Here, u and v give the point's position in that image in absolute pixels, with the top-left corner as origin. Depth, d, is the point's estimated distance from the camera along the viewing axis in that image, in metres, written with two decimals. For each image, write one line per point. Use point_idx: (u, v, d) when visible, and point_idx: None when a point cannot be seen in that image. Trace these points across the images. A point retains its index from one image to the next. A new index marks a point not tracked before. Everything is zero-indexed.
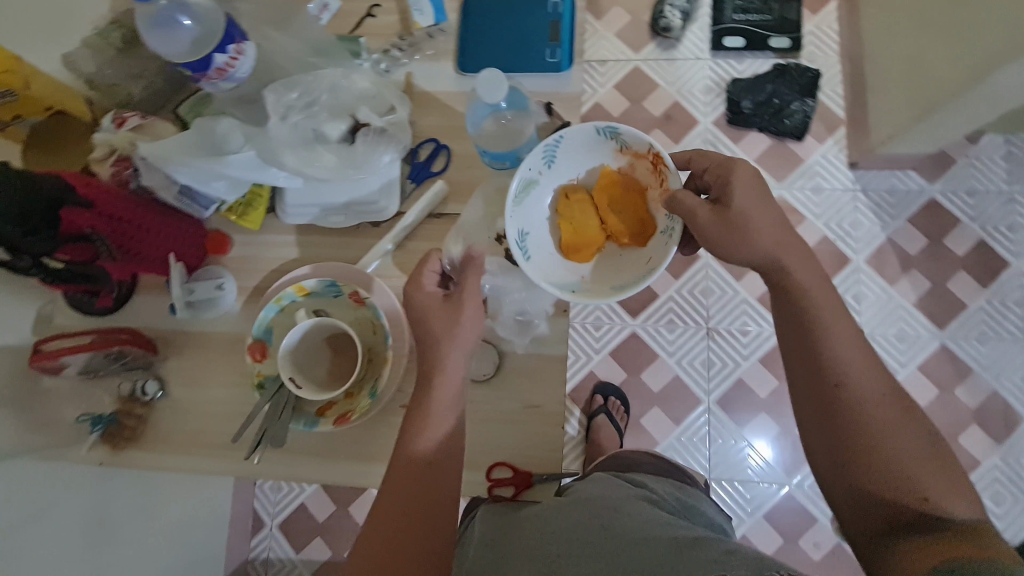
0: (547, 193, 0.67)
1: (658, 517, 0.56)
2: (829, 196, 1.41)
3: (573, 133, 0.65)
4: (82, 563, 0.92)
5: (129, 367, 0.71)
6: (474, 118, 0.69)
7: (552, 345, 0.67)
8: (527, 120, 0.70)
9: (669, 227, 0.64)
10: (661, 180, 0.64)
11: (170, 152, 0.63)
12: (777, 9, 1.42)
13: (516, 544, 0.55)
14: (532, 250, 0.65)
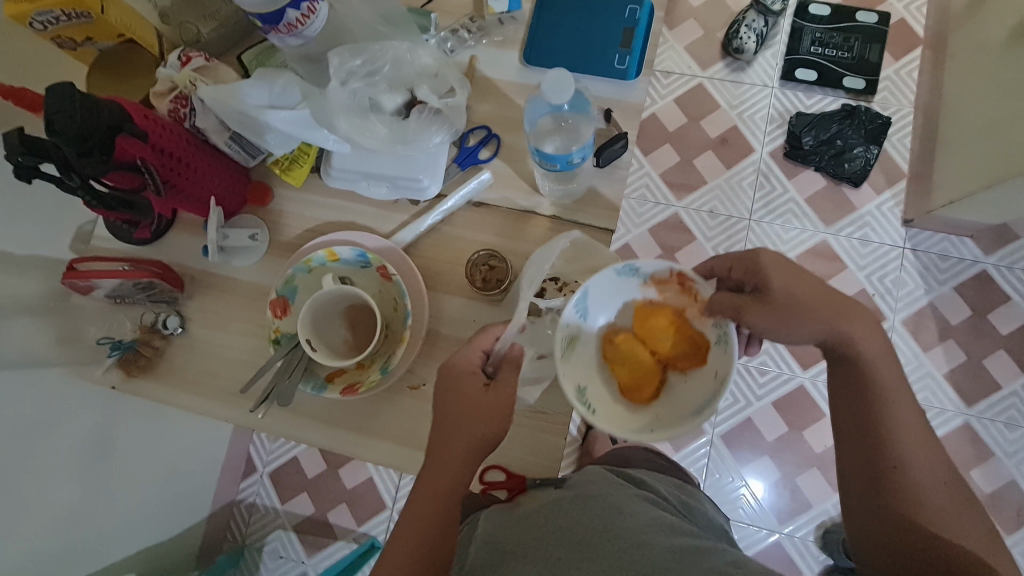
0: (591, 340, 0.61)
1: (656, 517, 0.54)
2: (876, 249, 1.36)
3: (595, 283, 0.59)
4: (78, 477, 0.95)
5: (154, 299, 0.72)
6: (531, 114, 0.67)
7: None
8: (586, 124, 0.66)
9: (723, 336, 0.57)
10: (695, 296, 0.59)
11: (230, 99, 0.63)
12: (857, 48, 1.40)
13: (518, 537, 0.52)
14: (595, 403, 0.58)
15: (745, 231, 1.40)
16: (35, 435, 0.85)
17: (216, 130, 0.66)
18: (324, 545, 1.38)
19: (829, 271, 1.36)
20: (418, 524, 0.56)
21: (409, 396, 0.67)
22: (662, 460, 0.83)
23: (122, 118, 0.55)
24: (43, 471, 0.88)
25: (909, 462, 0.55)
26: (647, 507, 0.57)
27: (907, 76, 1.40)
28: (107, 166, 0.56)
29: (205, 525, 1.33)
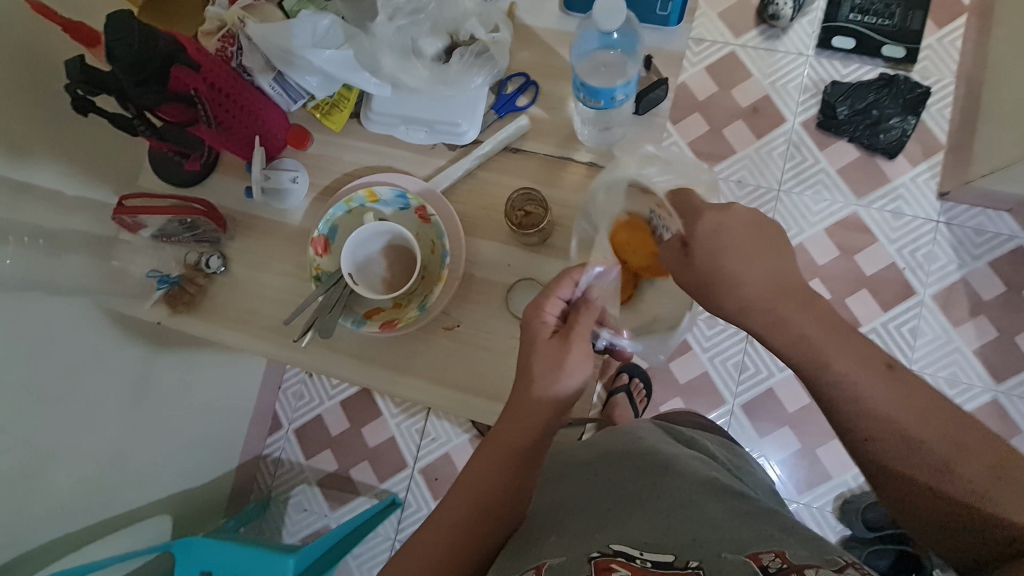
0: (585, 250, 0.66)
1: (711, 474, 0.57)
2: (908, 222, 1.33)
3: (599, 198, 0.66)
4: (118, 418, 0.99)
5: (199, 240, 0.74)
6: (581, 50, 0.66)
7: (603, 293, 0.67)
8: (633, 65, 0.65)
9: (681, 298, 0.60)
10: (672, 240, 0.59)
11: (280, 38, 0.64)
12: (899, 15, 1.35)
13: (576, 492, 0.57)
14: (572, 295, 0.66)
15: (774, 202, 1.38)
16: (79, 373, 0.89)
17: (262, 70, 0.67)
18: (347, 500, 1.42)
19: (859, 243, 1.34)
20: (490, 477, 0.53)
21: (443, 337, 0.69)
22: (703, 421, 0.86)
23: (176, 48, 0.57)
24: (87, 407, 0.92)
25: (890, 423, 0.47)
26: (704, 465, 0.60)
27: (949, 45, 1.35)
28: (162, 96, 0.57)
29: (233, 475, 1.38)
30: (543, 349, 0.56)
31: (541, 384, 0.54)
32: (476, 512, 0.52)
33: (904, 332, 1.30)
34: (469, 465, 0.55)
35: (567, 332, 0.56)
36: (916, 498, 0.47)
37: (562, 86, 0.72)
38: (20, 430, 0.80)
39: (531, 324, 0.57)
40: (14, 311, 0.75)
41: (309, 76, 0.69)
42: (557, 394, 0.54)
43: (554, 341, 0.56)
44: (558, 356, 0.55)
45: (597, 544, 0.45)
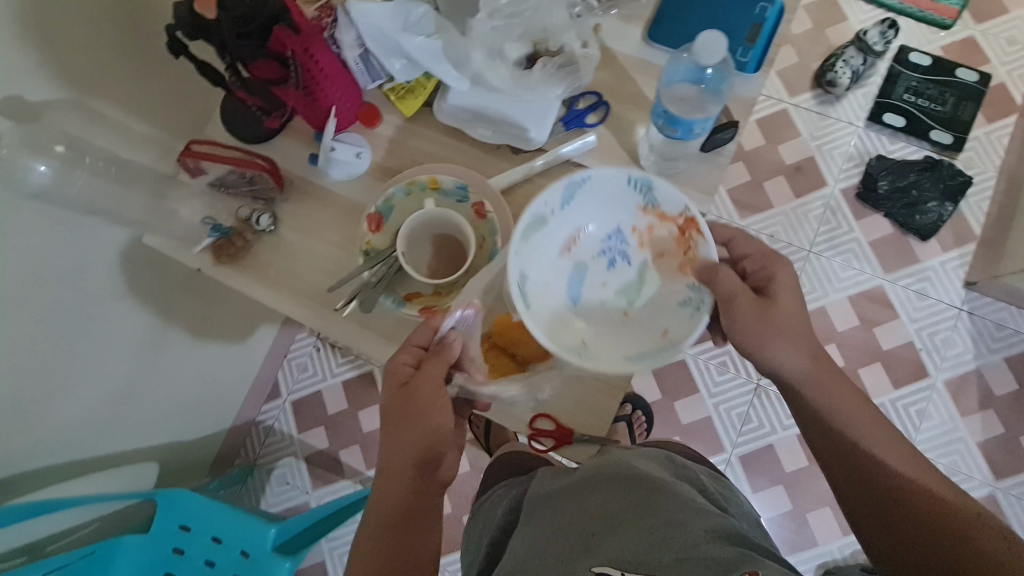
0: (554, 234, 0.66)
1: (690, 499, 0.62)
2: (931, 305, 1.34)
3: (598, 178, 0.64)
4: (131, 359, 0.99)
5: (255, 196, 0.76)
6: (672, 75, 0.67)
7: (541, 306, 0.65)
8: (713, 104, 0.66)
9: (697, 299, 0.63)
10: (686, 251, 0.64)
11: (376, 17, 0.68)
12: (951, 103, 1.39)
13: (567, 504, 0.63)
14: (529, 297, 0.64)
15: (802, 262, 1.39)
16: (109, 307, 0.89)
17: (350, 44, 0.69)
18: (331, 481, 1.41)
19: (879, 316, 1.35)
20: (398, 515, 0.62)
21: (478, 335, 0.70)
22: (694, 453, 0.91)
23: (283, 10, 0.59)
24: (108, 341, 0.92)
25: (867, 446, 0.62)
26: (687, 491, 0.64)
27: (997, 140, 1.38)
28: (262, 52, 0.60)
29: (224, 436, 1.37)
30: (401, 415, 0.63)
31: (399, 423, 0.63)
32: (383, 553, 0.61)
33: (911, 412, 1.30)
34: (381, 500, 0.64)
35: (413, 386, 0.62)
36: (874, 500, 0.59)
37: (633, 110, 0.74)
38: (38, 351, 0.80)
39: (388, 373, 0.64)
40: (59, 234, 0.75)
41: (394, 59, 0.71)
42: (409, 446, 0.62)
43: (404, 390, 0.63)
44: (410, 409, 0.62)
45: (582, 567, 0.53)
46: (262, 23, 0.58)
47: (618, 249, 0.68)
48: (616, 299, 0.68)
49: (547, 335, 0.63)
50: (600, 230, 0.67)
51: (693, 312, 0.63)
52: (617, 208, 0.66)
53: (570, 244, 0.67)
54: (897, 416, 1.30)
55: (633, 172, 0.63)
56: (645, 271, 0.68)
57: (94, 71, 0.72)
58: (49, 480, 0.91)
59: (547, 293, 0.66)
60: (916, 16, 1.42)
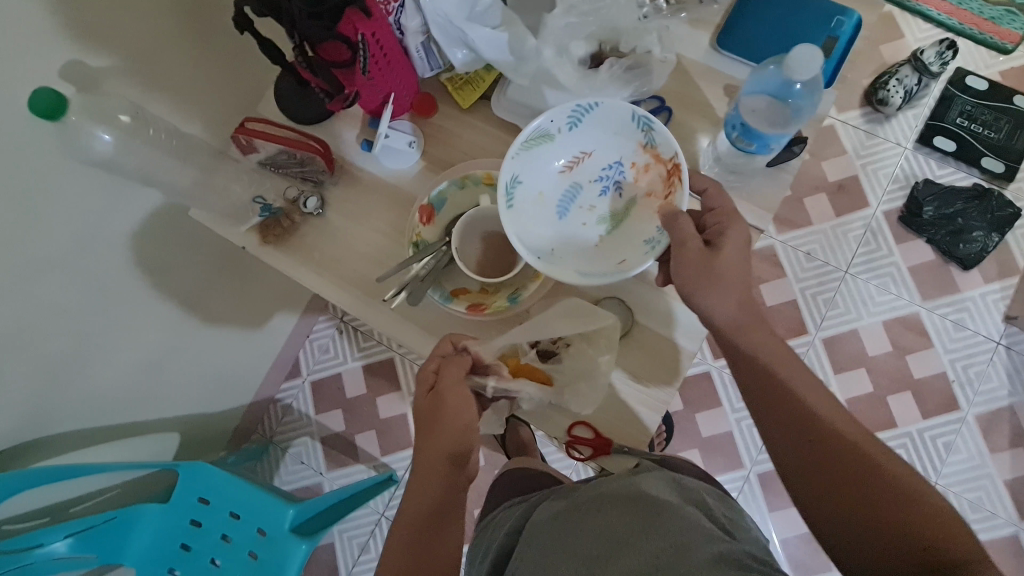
0: (556, 150, 0.65)
1: (705, 523, 0.57)
2: (968, 336, 1.31)
3: (607, 108, 0.62)
4: (164, 330, 0.98)
5: (305, 178, 0.75)
6: (753, 86, 0.61)
7: (525, 212, 0.65)
8: (794, 123, 0.59)
9: (654, 240, 0.62)
10: (667, 194, 0.63)
11: (445, 5, 0.64)
12: (1005, 131, 1.35)
13: (574, 530, 0.62)
14: (516, 199, 0.64)
15: (838, 283, 1.36)
16: (150, 280, 0.89)
17: (414, 31, 0.68)
18: (346, 464, 1.41)
19: (913, 344, 1.32)
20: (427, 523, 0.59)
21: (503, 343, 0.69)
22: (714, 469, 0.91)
23: None
24: (145, 313, 0.92)
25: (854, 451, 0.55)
26: (695, 511, 0.60)
27: None
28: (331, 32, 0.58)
29: (243, 411, 1.37)
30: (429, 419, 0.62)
31: (425, 426, 0.62)
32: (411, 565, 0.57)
33: (938, 445, 1.28)
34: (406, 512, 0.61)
35: (441, 389, 0.62)
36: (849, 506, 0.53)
37: (695, 117, 0.72)
38: (77, 318, 0.80)
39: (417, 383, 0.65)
40: (108, 202, 0.75)
41: (457, 48, 0.69)
42: (438, 445, 0.60)
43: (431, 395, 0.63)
44: (437, 412, 0.61)
45: None
46: None
47: (615, 179, 0.66)
48: (596, 223, 0.66)
49: (521, 235, 0.63)
50: (601, 158, 0.66)
51: (650, 250, 0.61)
52: (619, 140, 0.65)
53: (573, 160, 0.66)
54: (923, 446, 1.28)
55: (638, 109, 0.61)
56: (631, 207, 0.66)
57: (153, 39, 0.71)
58: (79, 445, 0.92)
59: (538, 200, 0.66)
60: None
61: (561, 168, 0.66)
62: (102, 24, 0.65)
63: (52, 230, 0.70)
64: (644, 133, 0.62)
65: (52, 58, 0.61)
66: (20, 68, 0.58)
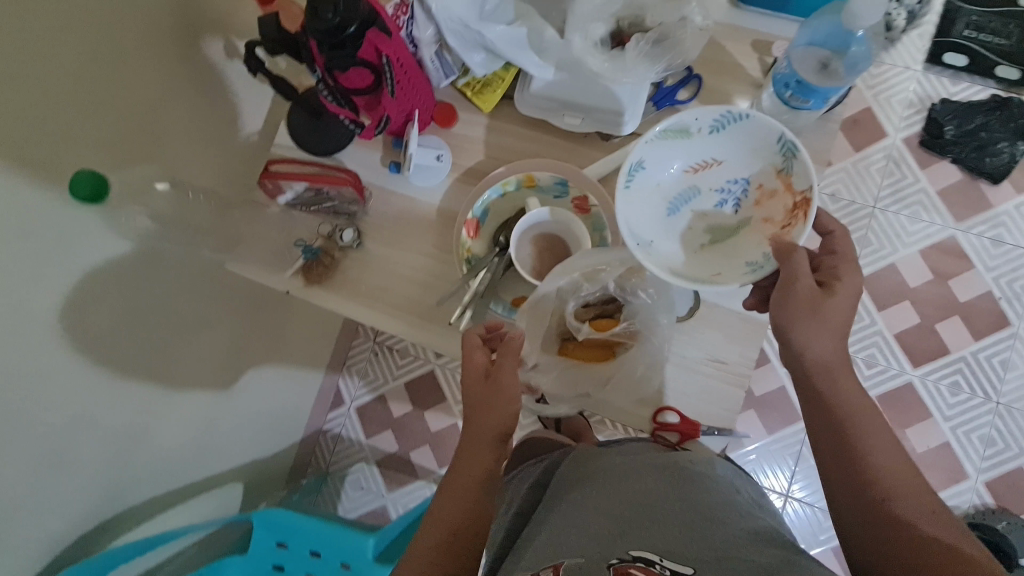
0: (691, 149, 0.62)
1: (733, 495, 0.57)
2: (1008, 251, 1.29)
3: (759, 120, 0.59)
4: (211, 384, 0.97)
5: (336, 211, 0.73)
6: (809, 31, 0.59)
7: (633, 200, 0.62)
8: (847, 77, 0.58)
9: (760, 264, 0.58)
10: (786, 224, 0.59)
11: (458, 10, 0.63)
12: (1017, 36, 1.31)
13: (598, 487, 0.59)
14: (635, 182, 0.62)
15: (868, 219, 1.33)
16: (192, 339, 0.87)
17: (428, 41, 0.65)
18: (405, 482, 1.40)
19: (954, 268, 1.30)
20: (470, 505, 0.56)
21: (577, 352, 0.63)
22: None
23: (373, 12, 0.54)
24: (192, 372, 0.90)
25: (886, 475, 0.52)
26: (727, 486, 0.58)
27: None
28: (354, 60, 0.55)
29: (296, 448, 1.36)
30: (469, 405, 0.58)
31: (475, 408, 0.57)
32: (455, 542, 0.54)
33: (994, 364, 1.27)
34: (445, 496, 0.57)
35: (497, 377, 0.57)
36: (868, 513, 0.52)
37: (728, 81, 0.69)
38: (130, 390, 0.78)
39: (464, 363, 0.59)
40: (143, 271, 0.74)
41: (474, 52, 0.67)
42: (492, 425, 0.57)
43: (486, 382, 0.58)
44: (494, 395, 0.57)
45: (617, 548, 0.49)
46: (354, 30, 0.53)
47: (737, 195, 0.63)
48: (702, 233, 0.63)
49: (629, 217, 0.61)
50: (730, 171, 0.63)
51: (752, 272, 0.58)
52: (756, 156, 0.61)
53: (704, 166, 0.63)
54: (978, 369, 1.27)
55: (787, 133, 0.59)
56: (742, 227, 0.62)
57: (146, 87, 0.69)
58: (150, 513, 0.91)
59: (655, 190, 0.64)
60: None
61: (684, 168, 0.63)
62: (99, 82, 0.63)
63: (96, 310, 0.67)
64: (785, 156, 0.59)
65: (59, 129, 0.59)
66: (33, 147, 0.56)
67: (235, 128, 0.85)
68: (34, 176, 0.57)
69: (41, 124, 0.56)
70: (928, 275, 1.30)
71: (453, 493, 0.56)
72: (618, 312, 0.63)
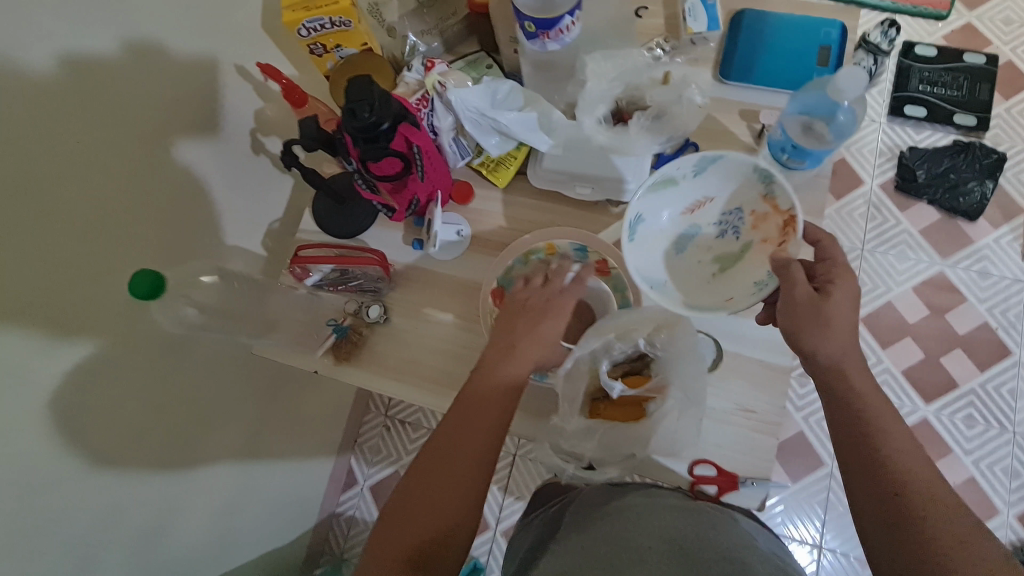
0: (683, 192, 0.69)
1: (754, 541, 0.56)
2: (996, 282, 1.35)
3: (733, 158, 0.65)
4: (223, 472, 0.94)
5: (362, 290, 0.75)
6: (801, 99, 0.66)
7: (640, 251, 0.69)
8: (838, 141, 0.64)
9: (762, 282, 0.64)
10: (781, 241, 0.65)
11: (473, 100, 0.69)
12: (967, 87, 1.43)
13: (613, 526, 0.58)
14: (639, 234, 0.69)
15: (859, 261, 1.38)
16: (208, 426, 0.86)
17: (447, 129, 0.71)
18: None
19: (947, 302, 1.35)
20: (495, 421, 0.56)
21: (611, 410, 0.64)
22: None
23: (403, 109, 0.59)
24: (208, 459, 0.90)
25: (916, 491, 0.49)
26: (744, 529, 0.58)
27: (1017, 115, 1.42)
28: (388, 153, 0.60)
29: (309, 535, 1.29)
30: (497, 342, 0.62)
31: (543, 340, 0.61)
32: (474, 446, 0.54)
33: (1003, 394, 1.29)
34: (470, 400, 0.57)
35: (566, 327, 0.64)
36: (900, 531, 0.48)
37: (721, 147, 0.75)
38: (143, 482, 0.77)
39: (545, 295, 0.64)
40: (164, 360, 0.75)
41: (489, 136, 0.72)
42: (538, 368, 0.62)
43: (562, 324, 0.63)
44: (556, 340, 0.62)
45: None
46: (389, 128, 0.58)
47: (733, 223, 0.70)
48: (711, 262, 0.71)
49: (638, 266, 0.68)
50: (724, 204, 0.70)
51: (757, 291, 0.64)
52: (742, 187, 0.68)
53: (698, 204, 0.70)
54: (988, 399, 1.29)
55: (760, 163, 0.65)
56: (746, 249, 0.69)
57: (184, 187, 0.74)
58: None
59: (661, 236, 0.71)
60: (913, 12, 1.48)
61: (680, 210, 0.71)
62: (140, 190, 0.68)
63: (118, 398, 0.70)
64: (765, 184, 0.65)
65: (100, 233, 0.63)
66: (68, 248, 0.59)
67: (256, 215, 0.89)
68: (70, 278, 0.61)
69: (83, 231, 0.62)
70: (924, 311, 1.35)
71: (484, 400, 0.57)
72: (647, 367, 0.65)
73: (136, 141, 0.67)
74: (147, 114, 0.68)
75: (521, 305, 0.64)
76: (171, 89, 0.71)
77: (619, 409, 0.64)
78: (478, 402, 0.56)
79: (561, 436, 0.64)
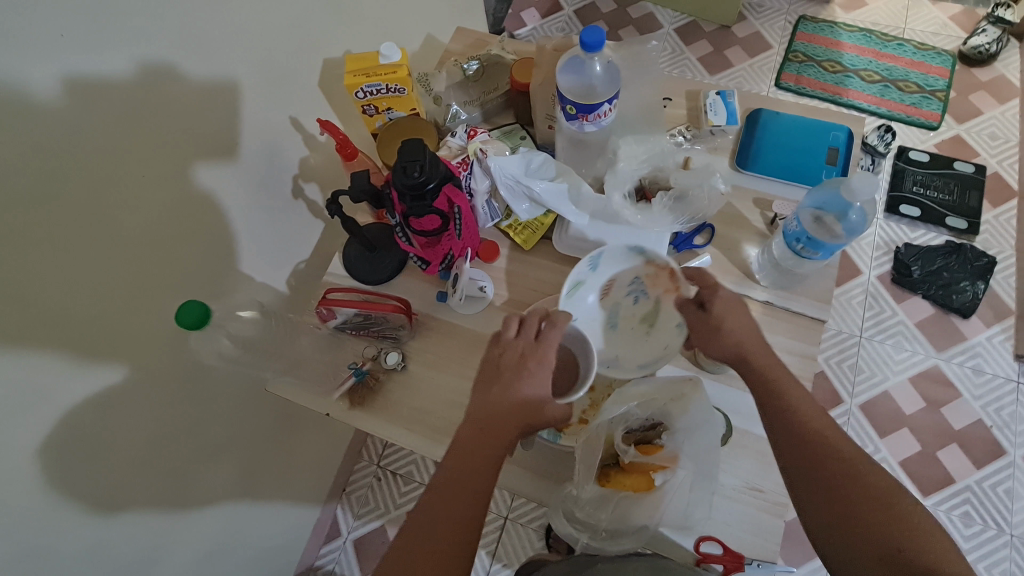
0: (592, 286, 0.73)
1: None
2: (989, 380, 1.38)
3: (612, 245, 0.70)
4: (213, 510, 0.91)
5: (383, 336, 0.78)
6: (816, 196, 0.72)
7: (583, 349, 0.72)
8: (847, 237, 0.69)
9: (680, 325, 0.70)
10: (675, 287, 0.70)
11: (509, 168, 0.74)
12: (957, 193, 1.52)
13: None
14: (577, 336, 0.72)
15: (857, 348, 1.42)
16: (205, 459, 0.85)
17: (482, 192, 0.76)
18: None
19: (943, 396, 1.37)
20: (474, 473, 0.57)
21: (625, 478, 0.63)
22: None
23: (449, 174, 0.64)
24: (204, 495, 0.88)
25: (830, 446, 0.57)
26: None
27: (1005, 222, 1.50)
28: (432, 211, 0.64)
29: None
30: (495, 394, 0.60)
31: (515, 391, 0.60)
32: (447, 507, 0.56)
33: (1000, 493, 1.28)
34: (451, 457, 0.58)
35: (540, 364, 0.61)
36: (832, 492, 0.54)
37: (735, 229, 0.79)
38: (134, 514, 0.75)
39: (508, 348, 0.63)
40: (175, 387, 0.76)
41: (521, 201, 0.77)
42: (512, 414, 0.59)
43: (531, 366, 0.61)
44: (520, 384, 0.60)
45: None
46: (436, 190, 0.62)
47: (638, 289, 0.73)
48: (639, 324, 0.74)
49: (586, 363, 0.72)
50: (625, 277, 0.73)
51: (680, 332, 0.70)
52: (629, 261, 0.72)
53: (603, 287, 0.74)
54: (984, 498, 1.28)
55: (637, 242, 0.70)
56: (659, 303, 0.73)
57: (222, 227, 0.79)
58: None
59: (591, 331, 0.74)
60: (906, 121, 1.60)
61: (595, 297, 0.75)
62: (182, 221, 0.72)
63: (133, 421, 0.71)
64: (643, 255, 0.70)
65: (143, 262, 0.68)
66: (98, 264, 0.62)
67: (283, 255, 0.92)
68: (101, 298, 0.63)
69: (129, 258, 0.66)
70: (920, 402, 1.37)
71: (463, 458, 0.58)
72: (659, 436, 0.66)
73: (185, 176, 0.72)
74: (199, 156, 0.74)
75: (497, 363, 0.62)
76: (224, 134, 0.77)
77: (633, 478, 0.63)
78: (467, 450, 0.58)
79: (575, 505, 0.64)
